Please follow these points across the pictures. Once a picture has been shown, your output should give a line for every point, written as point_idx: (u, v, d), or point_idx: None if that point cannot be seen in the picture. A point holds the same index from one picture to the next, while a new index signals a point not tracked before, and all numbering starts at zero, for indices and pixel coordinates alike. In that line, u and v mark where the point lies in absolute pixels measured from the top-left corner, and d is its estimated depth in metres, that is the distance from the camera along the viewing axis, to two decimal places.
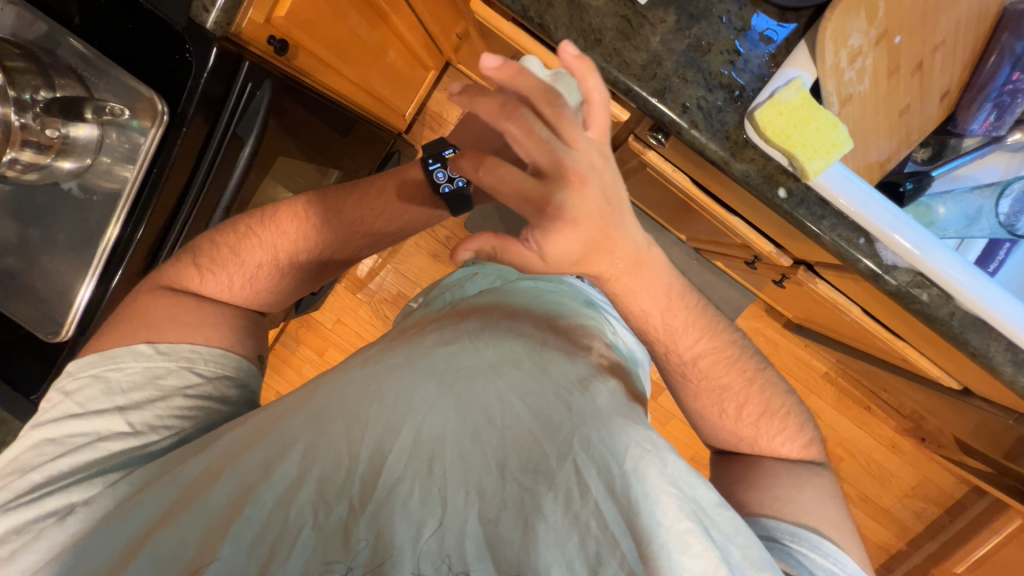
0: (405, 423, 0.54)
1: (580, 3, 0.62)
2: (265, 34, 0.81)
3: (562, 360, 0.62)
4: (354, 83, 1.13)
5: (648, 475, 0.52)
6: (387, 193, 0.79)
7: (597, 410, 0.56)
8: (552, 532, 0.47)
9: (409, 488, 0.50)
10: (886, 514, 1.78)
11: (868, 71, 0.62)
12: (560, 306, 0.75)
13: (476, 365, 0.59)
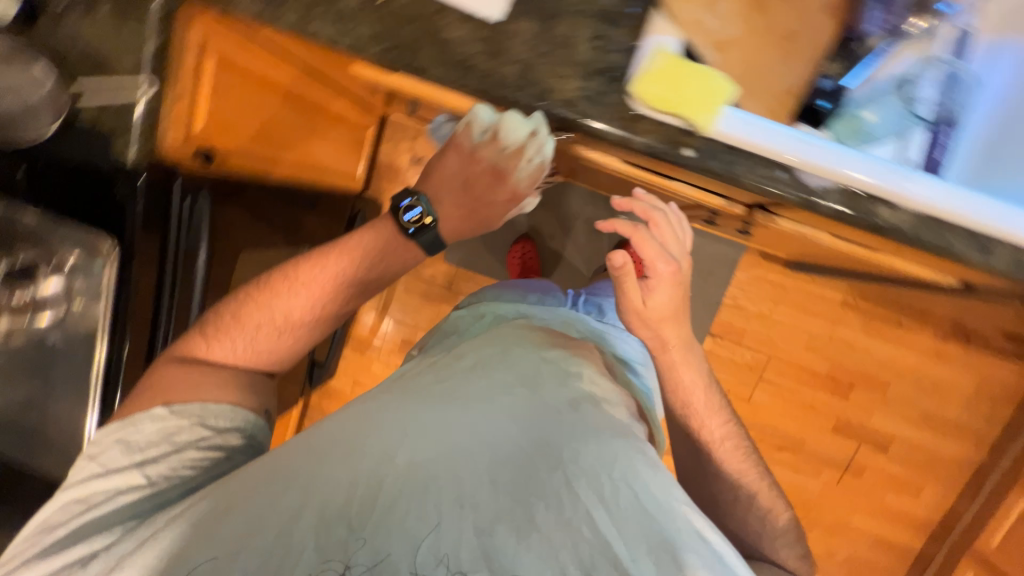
0: (412, 449, 0.61)
1: (442, 41, 0.64)
2: (190, 150, 0.84)
3: (550, 384, 0.72)
4: (297, 166, 1.17)
5: (637, 487, 0.61)
6: (367, 250, 0.83)
7: (588, 428, 0.66)
8: (551, 544, 0.55)
9: (408, 505, 0.56)
10: (953, 423, 1.69)
11: (736, 11, 0.62)
12: (547, 337, 0.85)
13: (475, 393, 0.69)
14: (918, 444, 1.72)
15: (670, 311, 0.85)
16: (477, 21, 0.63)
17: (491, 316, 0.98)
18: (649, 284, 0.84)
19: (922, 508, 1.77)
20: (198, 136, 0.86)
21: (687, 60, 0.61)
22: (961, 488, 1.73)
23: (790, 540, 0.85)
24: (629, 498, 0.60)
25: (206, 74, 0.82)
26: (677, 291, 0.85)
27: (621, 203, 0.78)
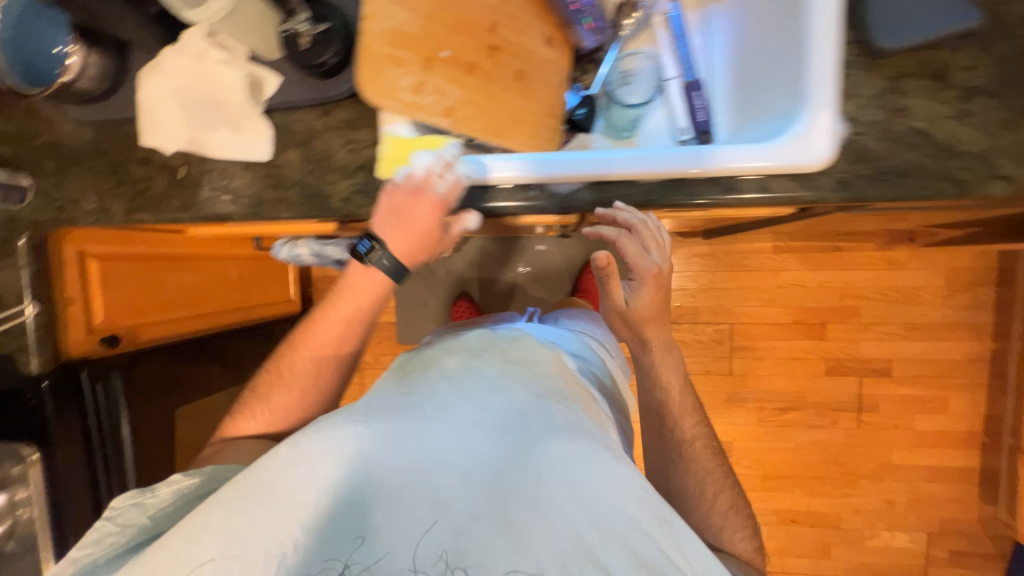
0: (415, 446, 0.57)
1: (234, 190, 0.76)
2: (95, 339, 0.96)
3: (529, 374, 0.67)
4: (221, 312, 1.29)
5: (605, 487, 0.54)
6: (360, 293, 0.76)
7: (553, 427, 0.59)
8: (530, 547, 0.51)
9: (409, 503, 0.54)
10: (944, 325, 1.59)
11: (448, 81, 0.71)
12: (507, 338, 0.74)
13: (444, 404, 0.61)
14: (921, 358, 1.62)
15: (651, 313, 0.77)
16: (253, 165, 0.75)
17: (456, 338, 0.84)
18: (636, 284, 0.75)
19: (960, 423, 1.62)
20: (101, 325, 0.98)
21: (410, 136, 0.71)
22: (987, 388, 1.60)
23: (751, 533, 0.82)
24: (597, 494, 0.54)
25: (92, 274, 0.96)
26: (662, 297, 0.77)
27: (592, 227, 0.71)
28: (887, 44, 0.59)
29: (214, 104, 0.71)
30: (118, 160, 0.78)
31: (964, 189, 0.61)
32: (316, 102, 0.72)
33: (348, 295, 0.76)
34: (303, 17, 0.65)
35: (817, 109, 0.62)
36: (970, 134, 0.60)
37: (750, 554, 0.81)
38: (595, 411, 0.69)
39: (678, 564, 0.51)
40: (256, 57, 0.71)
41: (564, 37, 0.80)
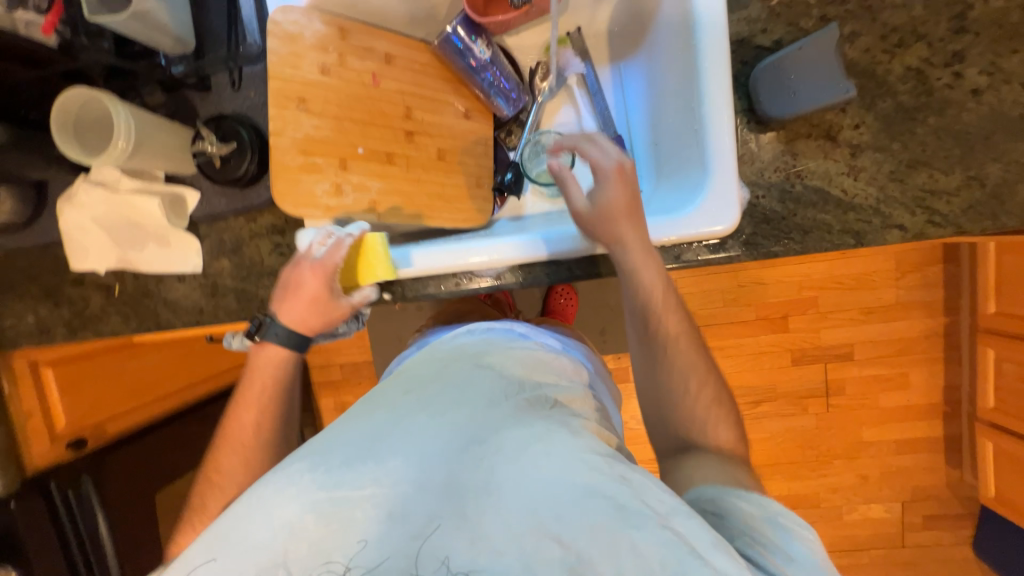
0: (358, 463, 0.46)
1: (171, 301, 0.77)
2: (62, 445, 0.98)
3: (496, 369, 0.58)
4: (205, 379, 1.29)
5: (557, 457, 0.44)
6: (280, 366, 0.65)
7: (518, 417, 0.50)
8: (489, 538, 0.41)
9: (353, 524, 0.43)
10: (898, 305, 1.65)
11: (367, 176, 0.72)
12: (471, 343, 0.64)
13: (391, 417, 0.51)
14: (880, 339, 1.68)
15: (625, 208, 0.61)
16: (187, 277, 0.75)
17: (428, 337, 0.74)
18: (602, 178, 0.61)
19: (921, 395, 1.70)
20: (65, 430, 0.99)
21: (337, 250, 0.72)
22: (942, 361, 1.67)
23: (736, 424, 0.60)
24: (549, 472, 0.43)
25: (49, 383, 0.98)
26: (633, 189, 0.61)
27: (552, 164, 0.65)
28: (776, 114, 0.61)
29: (137, 226, 0.71)
30: (50, 283, 0.78)
31: (863, 240, 0.64)
32: (240, 211, 0.72)
33: (263, 376, 0.65)
34: (212, 136, 0.66)
35: (719, 180, 0.63)
36: (862, 188, 0.63)
37: (733, 445, 0.58)
38: (564, 393, 0.59)
39: (647, 505, 0.42)
40: (173, 174, 0.71)
41: (482, 107, 0.82)
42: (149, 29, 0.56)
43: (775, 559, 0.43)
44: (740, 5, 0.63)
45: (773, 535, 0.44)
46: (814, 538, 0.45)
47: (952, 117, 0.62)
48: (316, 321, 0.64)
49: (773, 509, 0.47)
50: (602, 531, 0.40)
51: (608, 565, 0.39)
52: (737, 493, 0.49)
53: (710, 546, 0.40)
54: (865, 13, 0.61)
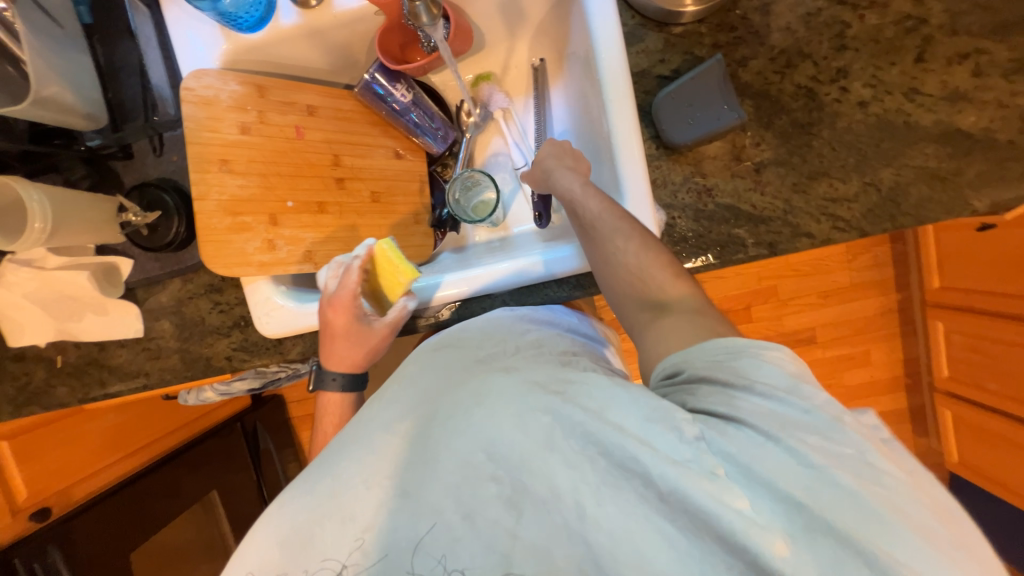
0: (322, 478, 0.49)
1: (115, 367, 0.77)
2: (27, 516, 0.97)
3: (455, 346, 0.61)
4: (171, 433, 1.31)
5: (491, 403, 0.48)
6: (343, 403, 0.76)
7: (466, 378, 0.53)
8: (433, 506, 0.45)
9: (320, 540, 0.46)
10: (854, 286, 1.65)
11: (300, 228, 0.73)
12: (447, 331, 0.66)
13: (361, 420, 0.55)
14: (839, 320, 1.68)
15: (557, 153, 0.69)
16: (129, 342, 0.76)
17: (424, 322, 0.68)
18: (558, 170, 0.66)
19: (884, 369, 1.71)
20: (29, 502, 0.99)
21: (305, 298, 0.73)
22: (901, 335, 1.68)
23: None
24: (484, 417, 0.47)
25: (6, 455, 0.98)
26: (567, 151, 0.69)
27: (457, 44, 0.75)
28: (677, 141, 0.64)
29: (71, 298, 0.71)
30: None
31: (775, 249, 0.67)
32: (176, 273, 0.73)
33: (333, 414, 0.76)
34: (138, 207, 0.68)
35: (633, 205, 0.65)
36: (769, 201, 0.67)
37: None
38: (527, 337, 0.61)
39: (584, 407, 0.44)
40: (103, 244, 0.71)
41: (414, 146, 0.83)
42: (61, 113, 0.58)
43: (737, 399, 0.42)
44: (637, 38, 0.68)
45: (731, 365, 0.44)
46: (782, 352, 0.43)
47: (844, 129, 0.65)
48: (364, 344, 0.70)
49: (732, 347, 0.45)
50: (531, 456, 0.44)
51: (542, 484, 0.43)
52: (703, 347, 0.46)
53: (647, 421, 0.41)
54: (755, 37, 0.65)
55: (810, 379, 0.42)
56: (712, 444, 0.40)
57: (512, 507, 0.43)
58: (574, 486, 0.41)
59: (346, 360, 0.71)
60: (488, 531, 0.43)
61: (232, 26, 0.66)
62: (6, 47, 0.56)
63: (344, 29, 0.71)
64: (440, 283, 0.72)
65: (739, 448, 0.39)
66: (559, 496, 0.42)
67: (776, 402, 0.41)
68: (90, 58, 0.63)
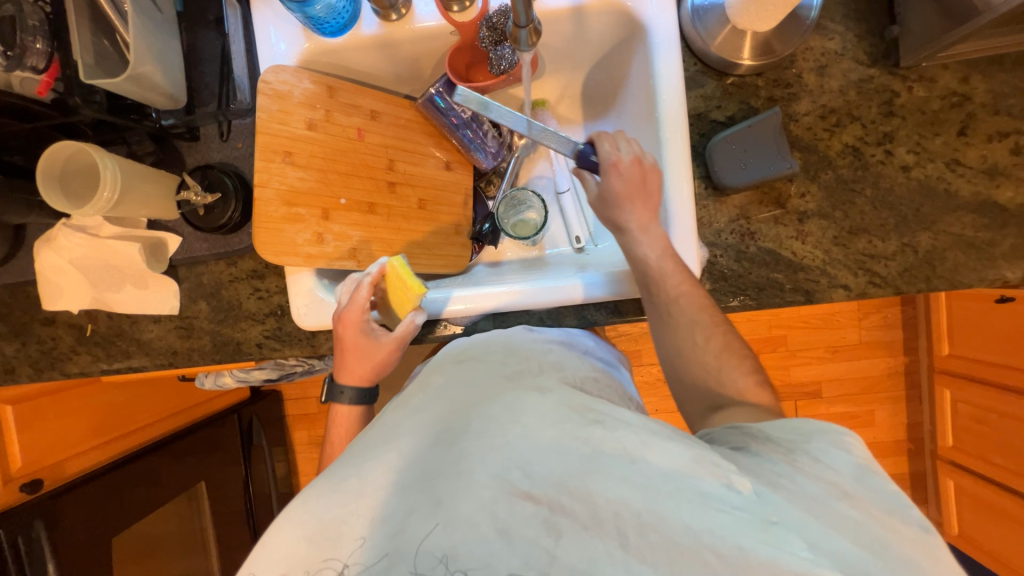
0: (348, 474, 0.46)
1: (144, 342, 0.76)
2: (16, 487, 0.93)
3: (483, 358, 0.60)
4: (166, 417, 1.28)
5: (529, 420, 0.46)
6: (353, 417, 0.73)
7: (496, 391, 0.52)
8: (465, 516, 0.41)
9: (340, 542, 0.42)
10: (862, 345, 1.63)
11: (349, 226, 0.74)
12: (477, 339, 0.66)
13: (391, 421, 0.53)
14: (847, 377, 1.64)
15: (628, 195, 0.65)
16: (162, 318, 0.76)
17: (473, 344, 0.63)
18: (636, 232, 0.65)
19: (887, 432, 1.68)
20: (20, 472, 0.95)
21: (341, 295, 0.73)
22: (909, 399, 1.66)
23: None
24: (519, 433, 0.45)
25: (9, 421, 0.96)
26: (638, 185, 0.66)
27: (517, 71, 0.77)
28: (727, 183, 0.67)
29: (114, 268, 0.71)
30: (19, 321, 0.77)
31: (812, 296, 0.69)
32: (221, 255, 0.74)
33: (341, 428, 0.73)
34: (198, 187, 0.69)
35: (678, 240, 0.67)
36: (810, 251, 0.69)
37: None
38: (552, 360, 0.61)
39: (624, 441, 0.44)
40: (156, 220, 0.73)
41: (463, 160, 0.85)
42: (144, 89, 0.60)
43: (801, 468, 0.44)
44: (697, 83, 0.72)
45: (805, 444, 0.46)
46: (856, 441, 0.46)
47: (887, 189, 0.68)
48: (373, 356, 0.70)
49: (804, 428, 0.48)
50: (570, 482, 0.42)
51: (584, 507, 0.41)
52: (774, 423, 0.50)
53: (692, 462, 0.43)
54: (807, 95, 0.69)
55: (878, 467, 0.45)
56: (768, 498, 0.41)
57: (552, 529, 0.40)
58: (615, 513, 0.40)
59: (356, 371, 0.71)
60: (522, 548, 0.40)
61: (316, 29, 0.70)
62: (109, 22, 0.59)
63: (418, 44, 0.74)
64: (452, 299, 0.72)
65: (801, 505, 0.40)
66: (599, 522, 0.40)
67: (836, 475, 0.43)
68: (178, 42, 0.67)
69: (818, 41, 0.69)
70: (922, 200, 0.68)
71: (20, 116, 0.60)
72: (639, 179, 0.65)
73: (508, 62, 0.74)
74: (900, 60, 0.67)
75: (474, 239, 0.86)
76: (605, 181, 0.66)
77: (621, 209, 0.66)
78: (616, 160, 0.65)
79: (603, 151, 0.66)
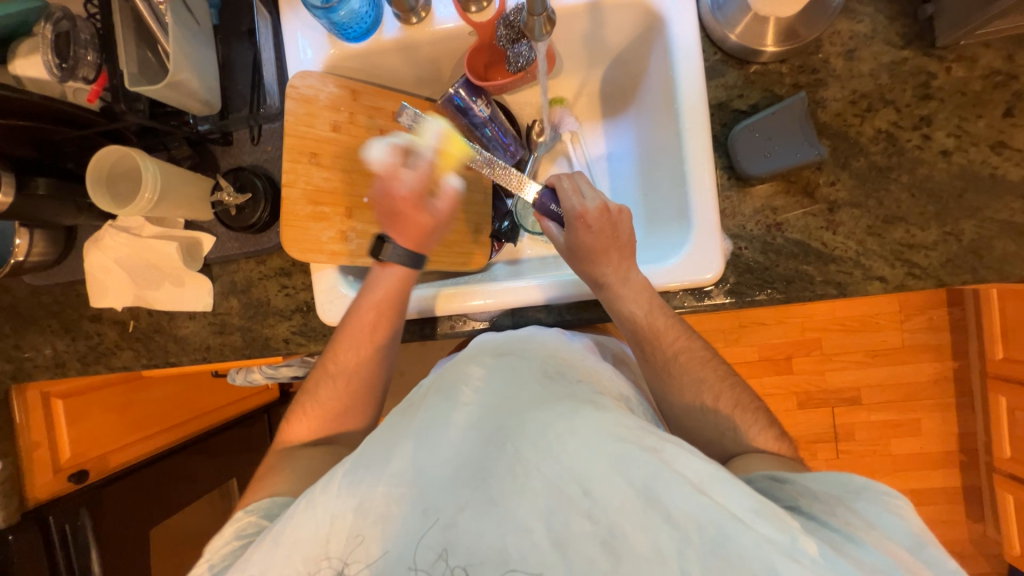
0: (397, 462, 0.48)
1: (180, 337, 0.80)
2: (63, 478, 0.98)
3: (526, 359, 0.59)
4: (202, 413, 1.31)
5: (586, 434, 0.45)
6: (400, 282, 0.70)
7: (544, 401, 0.51)
8: (518, 523, 0.43)
9: (392, 521, 0.45)
10: (905, 348, 1.53)
11: (371, 225, 0.76)
12: (507, 337, 0.66)
13: (429, 414, 0.52)
14: (889, 383, 1.55)
15: (601, 249, 0.65)
16: (197, 314, 0.79)
17: (512, 344, 0.63)
18: (615, 284, 0.65)
19: (936, 443, 1.56)
20: (68, 463, 1.00)
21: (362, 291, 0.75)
22: (959, 407, 1.55)
23: (767, 423, 0.62)
24: (576, 448, 0.45)
25: (59, 412, 0.99)
26: (609, 234, 0.65)
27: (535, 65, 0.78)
28: (751, 172, 0.65)
29: (155, 268, 0.75)
30: (70, 318, 0.82)
31: (845, 290, 0.66)
32: (251, 254, 0.77)
33: (380, 291, 0.69)
34: (231, 188, 0.73)
35: (699, 232, 0.66)
36: (841, 241, 0.66)
37: (774, 445, 0.60)
38: (592, 366, 0.62)
39: (680, 469, 0.42)
40: (192, 221, 0.77)
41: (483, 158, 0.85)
42: (182, 95, 0.64)
43: (857, 528, 0.42)
44: (717, 73, 0.70)
45: (852, 502, 0.45)
46: (907, 505, 0.45)
47: (925, 176, 0.65)
48: (423, 208, 0.73)
49: (851, 485, 0.47)
50: (633, 510, 0.42)
51: (644, 541, 0.41)
52: (815, 475, 0.50)
53: (755, 514, 0.40)
54: (836, 80, 0.67)
55: (934, 538, 0.43)
56: (837, 564, 0.38)
57: (608, 551, 0.41)
58: (679, 550, 0.40)
59: (403, 228, 0.73)
60: (576, 564, 0.41)
61: (340, 35, 0.72)
62: (151, 35, 0.63)
63: (437, 45, 0.76)
64: (438, 296, 0.72)
65: (860, 569, 0.38)
66: (663, 557, 0.40)
67: (893, 542, 0.41)
68: (214, 52, 0.70)
69: (845, 24, 0.67)
70: (961, 185, 0.64)
71: (73, 122, 0.65)
72: (607, 228, 0.64)
73: (526, 59, 0.75)
74: (936, 39, 0.64)
75: (494, 236, 0.87)
76: (573, 235, 0.65)
77: (596, 265, 0.65)
78: (582, 213, 0.64)
79: (567, 202, 0.65)
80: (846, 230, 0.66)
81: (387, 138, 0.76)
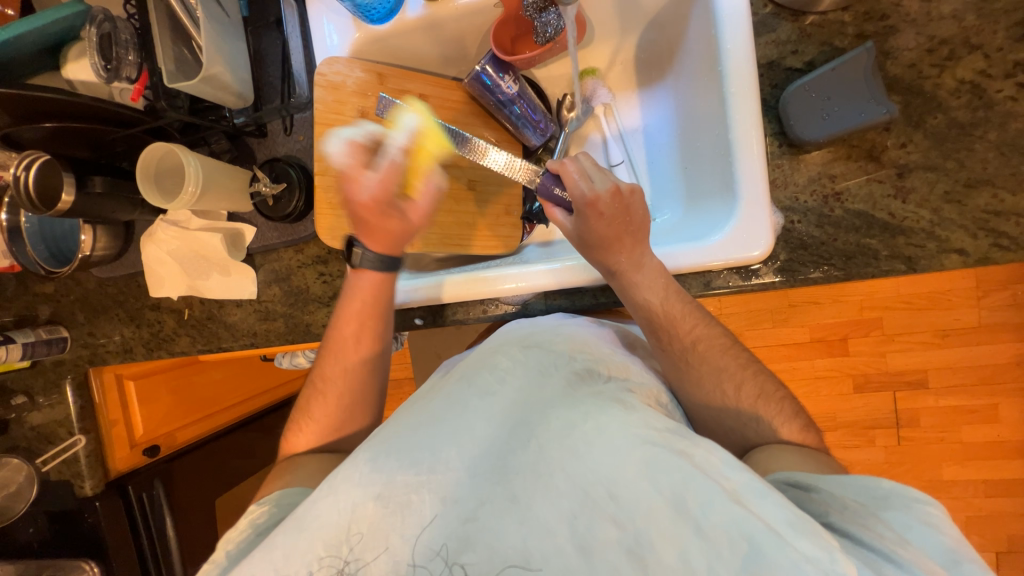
0: (419, 450, 0.49)
1: (229, 324, 0.85)
2: (138, 454, 1.06)
3: (548, 353, 0.59)
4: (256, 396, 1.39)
5: (613, 436, 0.46)
6: (379, 287, 0.68)
7: (570, 400, 0.52)
8: (542, 523, 0.43)
9: (411, 512, 0.46)
10: (981, 328, 1.38)
11: None
12: (528, 328, 0.64)
13: (453, 404, 0.53)
14: (959, 366, 1.41)
15: (612, 234, 0.62)
16: (243, 302, 0.83)
17: (535, 336, 0.62)
18: (631, 270, 0.62)
19: (1014, 432, 1.42)
20: (141, 439, 1.08)
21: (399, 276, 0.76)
22: None
23: (791, 410, 0.58)
24: (602, 449, 0.45)
25: (131, 396, 1.06)
26: (621, 219, 0.62)
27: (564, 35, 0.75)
28: (807, 137, 0.59)
29: (202, 258, 0.79)
30: (133, 306, 0.89)
31: (916, 266, 0.59)
32: (290, 243, 0.79)
33: (361, 299, 0.68)
34: (268, 179, 0.75)
35: (747, 206, 0.61)
36: (912, 211, 0.59)
37: (798, 435, 0.57)
38: (617, 361, 0.61)
39: (711, 474, 0.42)
40: (235, 213, 0.80)
41: (512, 138, 0.83)
42: (216, 89, 0.66)
43: (899, 548, 0.39)
44: (768, 28, 0.64)
45: (881, 511, 0.43)
46: (940, 512, 0.43)
47: (1016, 131, 0.57)
48: (392, 212, 0.64)
49: (879, 491, 0.45)
50: (662, 519, 0.41)
51: (671, 550, 0.40)
52: (839, 479, 0.47)
53: (790, 527, 0.39)
54: (910, 26, 0.59)
55: (971, 550, 0.41)
56: None
57: (634, 560, 0.41)
58: (709, 565, 0.39)
59: (374, 234, 0.66)
60: (600, 569, 0.41)
61: (364, 17, 0.71)
62: (185, 31, 0.65)
63: (462, 21, 0.74)
64: (456, 282, 0.71)
65: None
66: (691, 570, 0.39)
67: (925, 556, 0.40)
68: (245, 45, 0.71)
69: None
70: None
71: (122, 122, 0.68)
72: (620, 212, 0.62)
73: (554, 28, 0.72)
74: None
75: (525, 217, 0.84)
76: (586, 222, 0.62)
77: (608, 251, 0.62)
78: (593, 197, 0.61)
79: (575, 188, 0.61)
80: (919, 198, 0.59)
81: (345, 132, 0.65)
